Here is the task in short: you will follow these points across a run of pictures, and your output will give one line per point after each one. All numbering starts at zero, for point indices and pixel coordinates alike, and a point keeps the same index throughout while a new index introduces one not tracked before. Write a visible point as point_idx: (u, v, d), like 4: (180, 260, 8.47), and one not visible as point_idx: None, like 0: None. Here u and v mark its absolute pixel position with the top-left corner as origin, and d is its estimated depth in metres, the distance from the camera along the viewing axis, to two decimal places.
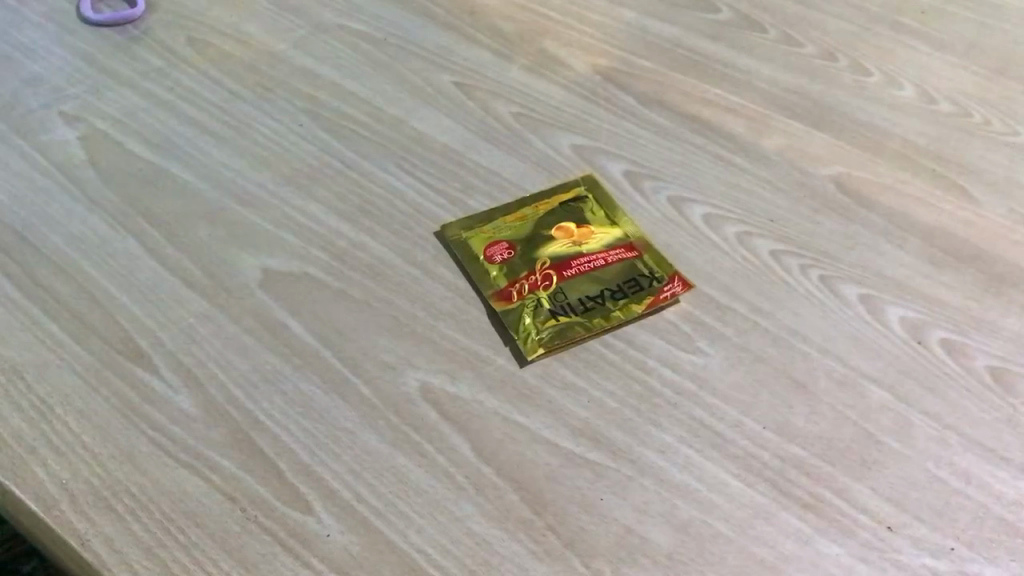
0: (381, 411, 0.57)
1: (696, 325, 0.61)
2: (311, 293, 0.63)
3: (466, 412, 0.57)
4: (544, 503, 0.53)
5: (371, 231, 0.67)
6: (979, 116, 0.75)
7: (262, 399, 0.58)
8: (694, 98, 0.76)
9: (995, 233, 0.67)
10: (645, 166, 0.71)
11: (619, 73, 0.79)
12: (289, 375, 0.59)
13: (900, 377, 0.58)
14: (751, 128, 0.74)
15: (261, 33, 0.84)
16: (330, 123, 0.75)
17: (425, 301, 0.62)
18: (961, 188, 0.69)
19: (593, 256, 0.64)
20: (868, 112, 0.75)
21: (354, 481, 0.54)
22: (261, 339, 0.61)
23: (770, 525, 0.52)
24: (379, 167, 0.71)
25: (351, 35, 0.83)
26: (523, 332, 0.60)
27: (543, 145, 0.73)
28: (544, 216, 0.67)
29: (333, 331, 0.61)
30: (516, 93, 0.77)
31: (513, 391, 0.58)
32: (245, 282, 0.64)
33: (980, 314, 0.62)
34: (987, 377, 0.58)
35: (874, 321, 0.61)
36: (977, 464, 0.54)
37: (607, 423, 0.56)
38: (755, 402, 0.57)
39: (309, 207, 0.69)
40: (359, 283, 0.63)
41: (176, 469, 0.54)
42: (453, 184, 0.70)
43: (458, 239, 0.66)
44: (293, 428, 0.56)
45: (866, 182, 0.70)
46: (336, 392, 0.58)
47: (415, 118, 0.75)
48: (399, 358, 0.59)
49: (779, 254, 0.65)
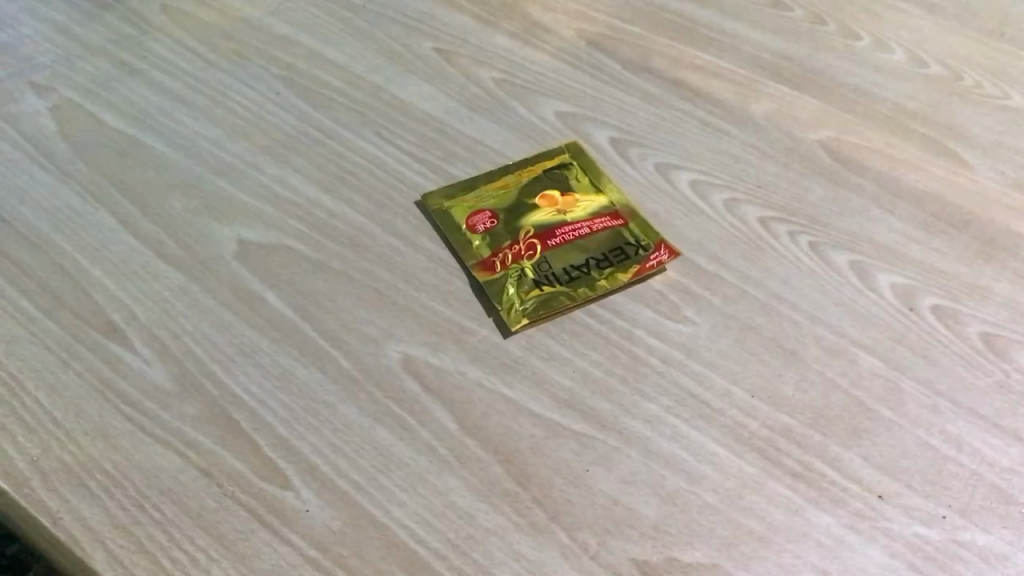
0: (361, 384, 0.55)
1: (683, 294, 0.60)
2: (289, 264, 0.61)
3: (449, 383, 0.55)
4: (529, 476, 0.51)
5: (351, 201, 0.65)
6: (970, 80, 0.73)
7: (239, 373, 0.56)
8: (680, 62, 0.75)
9: (987, 197, 0.65)
10: (631, 133, 0.70)
11: (604, 39, 0.77)
12: (267, 349, 0.57)
13: (891, 344, 0.57)
14: (739, 93, 0.72)
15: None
16: (308, 91, 0.73)
17: (406, 272, 0.61)
18: (953, 153, 0.68)
19: (578, 224, 0.63)
20: (858, 76, 0.73)
21: (334, 455, 0.52)
22: (238, 311, 0.59)
23: (760, 496, 0.51)
24: (358, 136, 0.69)
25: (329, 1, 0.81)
26: (507, 302, 0.59)
27: (526, 112, 0.71)
28: (527, 184, 0.66)
29: (312, 303, 0.59)
30: (499, 59, 0.75)
31: (497, 363, 0.56)
32: (222, 254, 0.62)
33: (972, 279, 0.61)
34: (979, 343, 0.57)
35: (864, 288, 0.60)
36: (970, 432, 0.53)
37: (593, 393, 0.55)
38: (744, 371, 0.56)
39: (287, 177, 0.67)
40: (338, 253, 0.62)
41: (150, 446, 0.53)
42: (435, 152, 0.68)
43: (440, 208, 0.64)
44: (271, 402, 0.55)
45: (855, 147, 0.68)
46: (315, 365, 0.56)
47: (396, 85, 0.73)
48: (380, 330, 0.58)
49: (767, 221, 0.64)
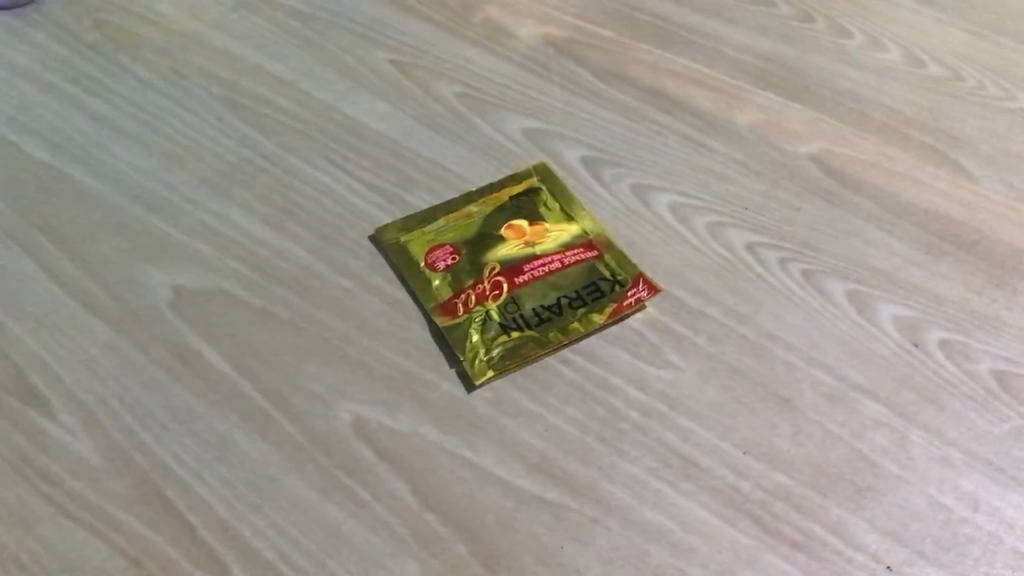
0: (308, 451, 0.50)
1: (665, 335, 0.54)
2: (229, 313, 0.55)
3: (407, 448, 0.50)
4: (496, 555, 0.46)
5: (298, 237, 0.59)
6: (971, 81, 0.68)
7: (174, 442, 0.50)
8: (656, 69, 0.69)
9: (994, 213, 0.60)
10: (605, 151, 0.64)
11: (574, 45, 0.71)
12: (204, 413, 0.51)
13: (896, 387, 0.52)
14: (721, 102, 0.66)
15: (174, 9, 0.75)
16: (251, 113, 0.67)
17: (359, 318, 0.55)
18: (955, 164, 0.62)
19: (548, 258, 0.57)
20: (850, 80, 0.68)
21: (278, 538, 0.47)
22: (172, 369, 0.53)
23: (755, 571, 0.45)
24: (306, 162, 0.63)
25: (274, 8, 0.75)
26: (470, 351, 0.53)
27: (490, 130, 0.65)
28: (492, 214, 0.60)
29: (255, 358, 0.53)
30: (459, 70, 0.69)
31: (460, 422, 0.51)
32: (156, 303, 0.56)
33: (982, 309, 0.55)
34: (992, 383, 0.52)
35: (864, 322, 0.54)
36: (985, 488, 0.48)
37: (568, 454, 0.49)
38: (734, 424, 0.50)
39: (228, 212, 0.61)
40: (284, 299, 0.56)
41: (73, 531, 0.47)
42: (390, 179, 0.62)
43: (397, 243, 0.58)
44: (209, 475, 0.49)
45: (849, 160, 0.63)
46: (257, 431, 0.51)
47: (348, 102, 0.67)
48: (329, 387, 0.52)
49: (756, 248, 0.58)
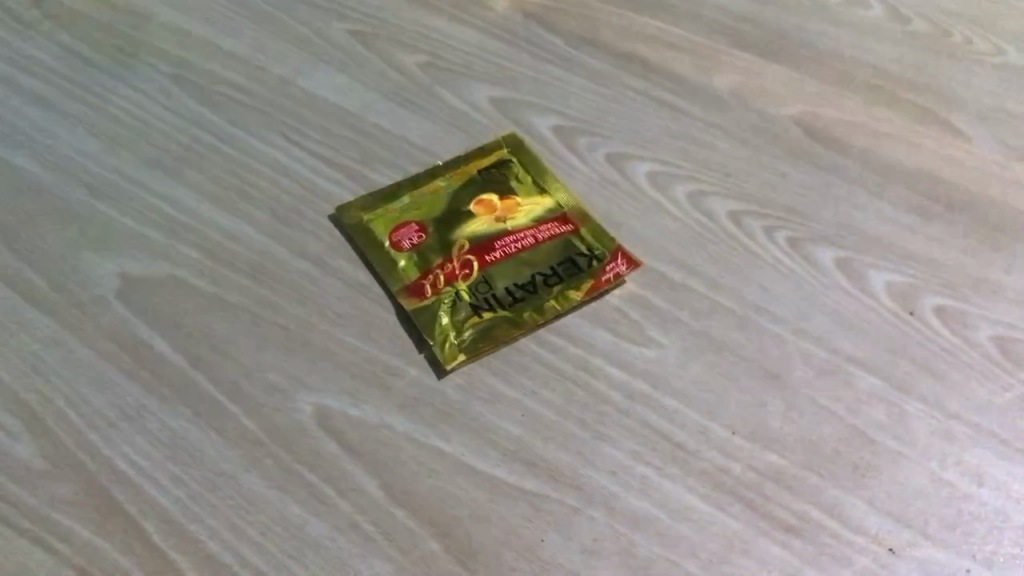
0: (268, 447, 0.46)
1: (646, 311, 0.51)
2: (181, 303, 0.52)
3: (374, 441, 0.46)
4: (473, 552, 0.43)
5: (254, 220, 0.55)
6: (958, 36, 0.65)
7: (123, 442, 0.47)
8: (630, 32, 0.65)
9: (988, 172, 0.57)
10: (578, 120, 0.60)
11: (542, 9, 0.67)
12: (155, 410, 0.48)
13: (892, 358, 0.49)
14: (699, 66, 0.63)
15: None
16: (201, 89, 0.63)
17: (321, 303, 0.52)
18: (945, 122, 0.59)
19: (521, 234, 0.54)
20: (832, 39, 0.64)
21: (237, 541, 0.43)
22: (120, 364, 0.49)
23: (749, 559, 0.42)
24: (262, 141, 0.60)
25: None
26: (440, 335, 0.50)
27: (456, 102, 0.62)
28: (460, 189, 0.56)
29: (209, 349, 0.50)
30: (422, 39, 0.65)
31: (430, 410, 0.47)
32: (101, 293, 0.52)
33: (978, 273, 0.52)
34: (992, 350, 0.49)
35: (856, 291, 0.51)
36: (989, 461, 0.45)
37: (546, 440, 0.46)
38: (723, 403, 0.47)
39: (178, 195, 0.57)
40: (240, 286, 0.52)
41: (16, 543, 0.44)
42: (351, 155, 0.59)
43: (359, 223, 0.55)
44: (162, 477, 0.46)
45: (835, 122, 0.59)
46: (213, 427, 0.47)
47: (304, 75, 0.63)
48: (290, 378, 0.49)
49: (740, 217, 0.55)
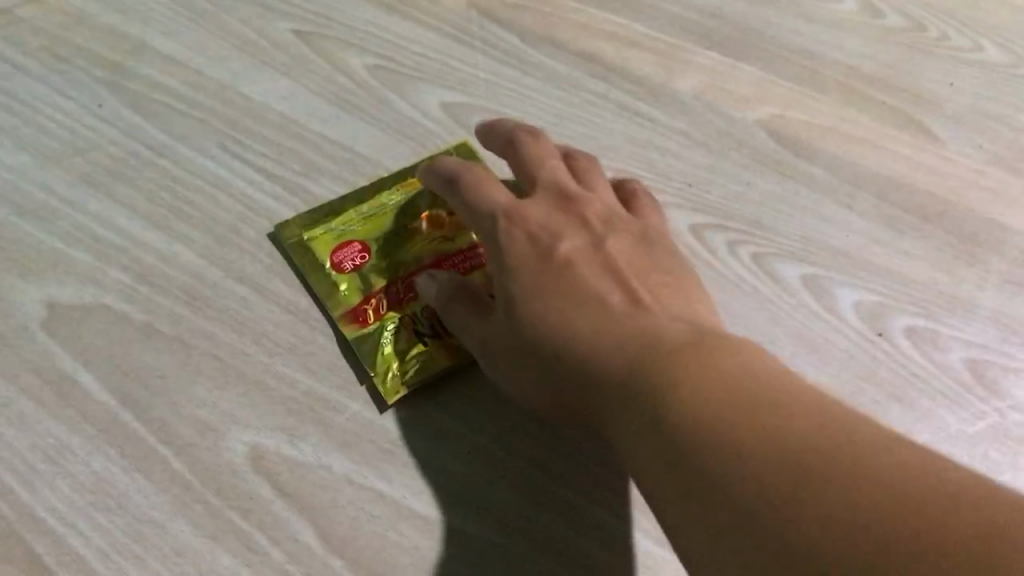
0: (198, 491, 0.44)
1: None
2: (109, 332, 0.49)
3: (311, 483, 0.44)
4: None
5: (189, 239, 0.52)
6: (933, 30, 0.62)
7: (42, 487, 0.44)
8: (590, 29, 0.62)
9: (963, 179, 0.54)
10: (533, 126, 0.57)
11: (497, 5, 0.63)
12: (79, 450, 0.45)
13: (859, 385, 0.46)
14: (661, 66, 0.60)
15: None
16: (135, 95, 0.59)
17: (258, 331, 0.49)
18: (919, 125, 0.57)
19: (470, 256, 0.52)
20: (802, 35, 0.61)
21: None
22: (42, 400, 0.46)
23: None
24: (199, 152, 0.56)
25: None
26: (383, 365, 0.48)
27: (406, 107, 0.58)
28: (406, 201, 0.53)
29: (137, 383, 0.47)
30: (371, 39, 0.62)
31: (372, 449, 0.45)
32: (23, 322, 0.49)
33: (951, 289, 0.50)
34: (965, 375, 0.47)
35: (823, 311, 0.49)
36: None
37: (492, 478, 0.45)
38: None
39: (108, 212, 0.53)
40: (172, 313, 0.49)
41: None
42: (294, 167, 0.56)
43: (299, 242, 0.52)
44: (83, 525, 0.43)
45: (803, 126, 0.57)
46: (140, 469, 0.44)
47: (245, 80, 0.60)
48: (223, 415, 0.46)
49: (701, 230, 0.52)
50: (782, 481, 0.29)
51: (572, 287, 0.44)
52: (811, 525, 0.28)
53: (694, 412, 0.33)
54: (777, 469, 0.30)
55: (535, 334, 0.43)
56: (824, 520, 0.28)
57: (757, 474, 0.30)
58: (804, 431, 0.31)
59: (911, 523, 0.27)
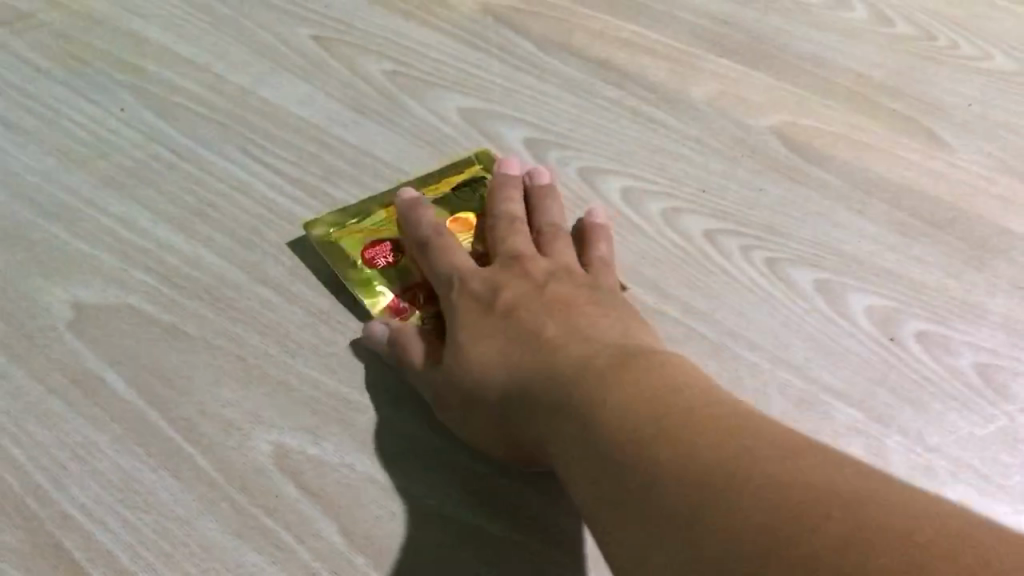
0: (223, 489, 0.45)
1: None
2: (135, 333, 0.50)
3: (333, 481, 0.45)
4: None
5: (212, 242, 0.53)
6: (943, 40, 0.63)
7: (70, 484, 0.45)
8: (605, 37, 0.63)
9: (972, 186, 0.55)
10: (549, 131, 0.58)
11: (514, 15, 0.65)
12: (106, 448, 0.46)
13: (871, 388, 0.47)
14: (675, 73, 0.61)
15: None
16: (158, 100, 0.60)
17: (281, 333, 0.50)
18: (930, 133, 0.58)
19: None
20: (814, 43, 0.62)
21: None
22: (69, 399, 0.47)
23: None
24: (221, 156, 0.57)
25: None
26: None
27: (424, 112, 0.59)
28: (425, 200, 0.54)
29: (163, 383, 0.48)
30: (389, 46, 0.63)
31: (394, 449, 0.46)
32: (50, 322, 0.50)
33: (961, 295, 0.51)
34: (975, 379, 0.47)
35: (835, 316, 0.50)
36: (974, 499, 0.43)
37: (512, 477, 0.45)
38: None
39: (132, 214, 0.54)
40: (196, 314, 0.50)
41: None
42: (314, 171, 0.56)
43: (327, 240, 0.53)
44: (111, 521, 0.44)
45: (815, 133, 0.57)
46: (166, 467, 0.45)
47: (265, 86, 0.61)
48: (247, 415, 0.47)
49: (715, 236, 0.53)
50: (700, 505, 0.30)
51: (516, 326, 0.45)
52: (725, 544, 0.29)
53: (628, 451, 0.34)
54: (693, 495, 0.31)
55: (479, 376, 0.44)
56: (737, 540, 0.28)
57: (680, 498, 0.31)
58: (723, 455, 0.32)
59: (814, 528, 0.27)
